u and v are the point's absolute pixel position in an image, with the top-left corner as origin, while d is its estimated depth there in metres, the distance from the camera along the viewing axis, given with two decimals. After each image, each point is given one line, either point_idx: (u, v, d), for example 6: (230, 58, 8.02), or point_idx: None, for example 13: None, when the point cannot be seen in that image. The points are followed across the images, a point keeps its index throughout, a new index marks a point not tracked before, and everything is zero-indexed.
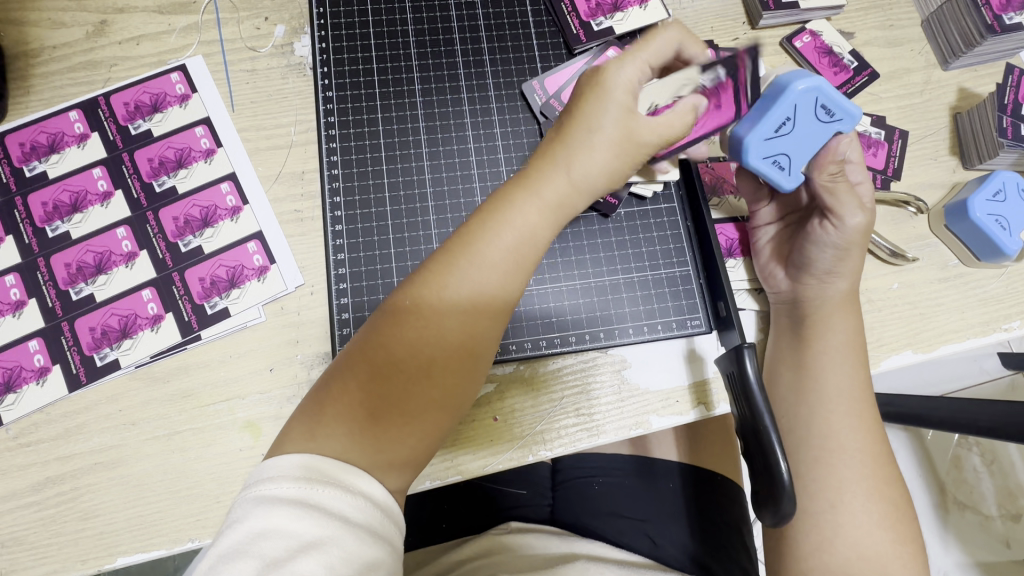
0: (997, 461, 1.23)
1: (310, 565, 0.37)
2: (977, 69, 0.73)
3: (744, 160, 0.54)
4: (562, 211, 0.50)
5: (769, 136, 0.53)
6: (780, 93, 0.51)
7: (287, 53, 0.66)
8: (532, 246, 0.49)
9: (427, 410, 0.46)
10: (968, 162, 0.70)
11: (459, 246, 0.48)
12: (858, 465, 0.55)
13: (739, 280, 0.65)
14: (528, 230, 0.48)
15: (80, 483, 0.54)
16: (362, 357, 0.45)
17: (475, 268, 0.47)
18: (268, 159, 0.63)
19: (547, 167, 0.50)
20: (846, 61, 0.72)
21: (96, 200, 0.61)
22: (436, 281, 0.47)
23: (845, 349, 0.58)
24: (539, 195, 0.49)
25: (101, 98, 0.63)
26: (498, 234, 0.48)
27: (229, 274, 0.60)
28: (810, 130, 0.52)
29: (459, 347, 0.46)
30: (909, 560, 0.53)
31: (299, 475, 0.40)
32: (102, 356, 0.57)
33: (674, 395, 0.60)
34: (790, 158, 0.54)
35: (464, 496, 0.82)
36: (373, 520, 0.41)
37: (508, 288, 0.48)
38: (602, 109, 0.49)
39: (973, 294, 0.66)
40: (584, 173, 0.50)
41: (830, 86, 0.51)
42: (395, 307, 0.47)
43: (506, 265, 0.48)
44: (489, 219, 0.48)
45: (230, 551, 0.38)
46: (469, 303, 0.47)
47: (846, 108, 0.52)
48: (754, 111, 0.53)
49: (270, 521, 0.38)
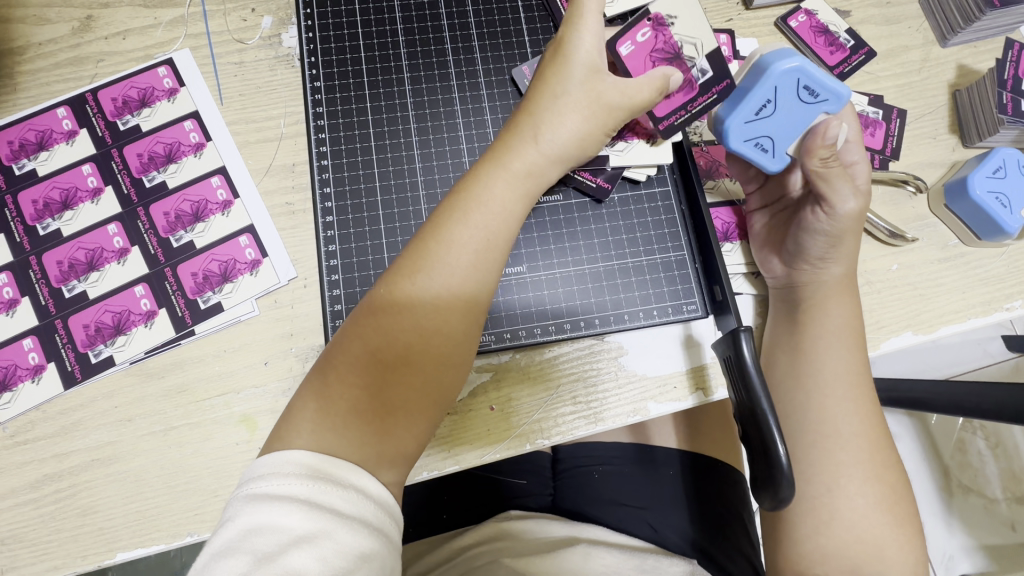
0: (1001, 444, 1.23)
1: (303, 558, 0.37)
2: (976, 45, 0.72)
3: (726, 142, 0.56)
4: (534, 174, 0.53)
5: (750, 119, 0.55)
6: (762, 75, 0.53)
7: (275, 44, 0.65)
8: (505, 217, 0.51)
9: (417, 391, 0.46)
10: (968, 140, 0.69)
11: (431, 232, 0.49)
12: (856, 449, 0.54)
13: (736, 264, 0.64)
14: (497, 203, 0.50)
15: (78, 480, 0.54)
16: (345, 351, 0.45)
17: (449, 250, 0.48)
18: (258, 152, 0.63)
19: (513, 145, 0.52)
20: (842, 40, 0.71)
21: (86, 197, 0.60)
22: (411, 262, 0.48)
23: (843, 331, 0.57)
24: (509, 166, 0.52)
25: (89, 94, 0.63)
26: (469, 211, 0.49)
27: (221, 268, 0.60)
28: (791, 111, 0.54)
29: (441, 329, 0.47)
30: (907, 542, 0.53)
31: (292, 471, 0.40)
32: (96, 353, 0.57)
33: (671, 380, 0.60)
34: (773, 139, 0.56)
35: (465, 486, 0.82)
36: (367, 513, 0.41)
37: (486, 260, 0.49)
38: (566, 79, 0.53)
39: (974, 273, 0.65)
40: (552, 138, 0.53)
41: (815, 67, 0.52)
42: (374, 298, 0.47)
43: (477, 245, 0.49)
44: (462, 199, 0.50)
45: (224, 547, 0.38)
46: (448, 282, 0.47)
47: (833, 88, 0.52)
48: (736, 95, 0.55)
49: (260, 518, 0.38)
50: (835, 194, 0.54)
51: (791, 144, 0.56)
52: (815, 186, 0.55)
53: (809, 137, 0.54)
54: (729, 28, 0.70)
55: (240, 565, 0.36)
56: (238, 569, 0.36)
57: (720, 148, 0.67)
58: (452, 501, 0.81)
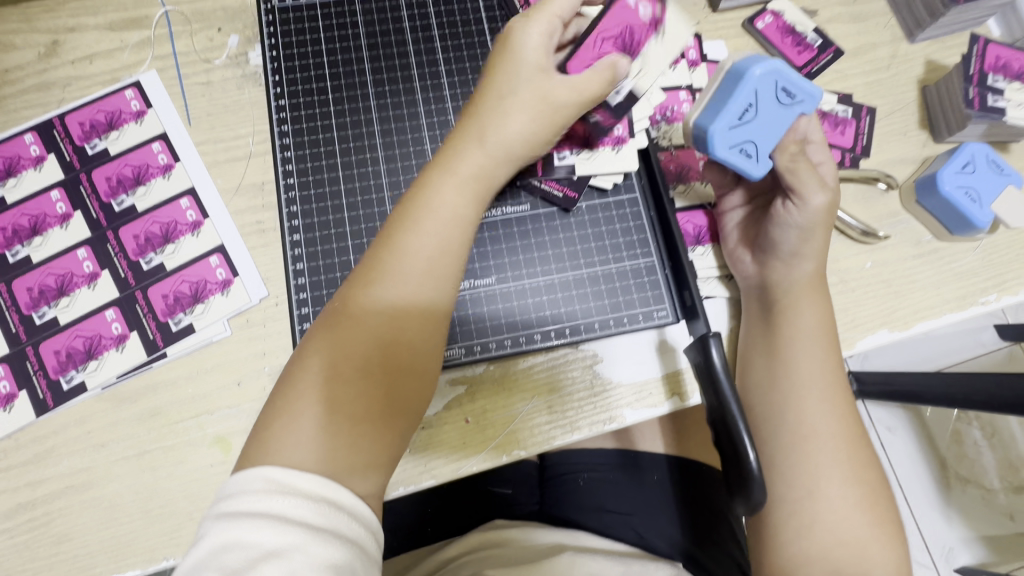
0: (997, 434, 1.22)
1: (272, 573, 0.36)
2: (944, 40, 0.72)
3: (712, 150, 0.54)
4: (484, 175, 0.53)
5: (734, 124, 0.53)
6: (739, 81, 0.53)
7: (242, 63, 0.65)
8: (461, 220, 0.51)
9: (397, 400, 0.46)
10: (939, 135, 0.69)
11: (384, 242, 0.49)
12: (833, 450, 0.54)
13: (708, 268, 0.64)
14: (451, 207, 0.50)
15: (52, 507, 0.54)
16: (317, 365, 0.45)
17: (406, 258, 0.48)
18: (227, 171, 0.63)
19: (460, 147, 0.53)
20: (810, 40, 0.71)
21: (55, 222, 0.60)
22: (371, 275, 0.48)
23: (814, 333, 0.57)
24: (454, 168, 0.52)
25: (55, 119, 0.63)
26: (422, 220, 0.50)
27: (192, 289, 0.60)
28: (774, 114, 0.53)
29: (411, 334, 0.48)
30: (886, 542, 0.53)
31: (263, 486, 0.40)
32: (68, 379, 0.57)
33: (647, 387, 0.60)
34: (757, 143, 0.54)
35: (454, 498, 0.83)
36: (341, 526, 0.40)
37: (445, 263, 0.49)
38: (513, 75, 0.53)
39: (947, 268, 0.65)
40: (496, 139, 0.52)
41: (788, 70, 0.53)
42: (334, 315, 0.48)
43: (435, 249, 0.49)
44: (405, 207, 0.51)
45: (195, 567, 0.37)
46: (408, 293, 0.48)
47: (806, 88, 0.53)
48: (716, 102, 0.55)
49: (229, 535, 0.38)
50: (803, 186, 0.55)
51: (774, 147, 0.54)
52: (783, 180, 0.56)
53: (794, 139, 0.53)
54: (696, 31, 0.70)
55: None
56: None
57: (688, 153, 0.67)
58: (437, 514, 0.83)
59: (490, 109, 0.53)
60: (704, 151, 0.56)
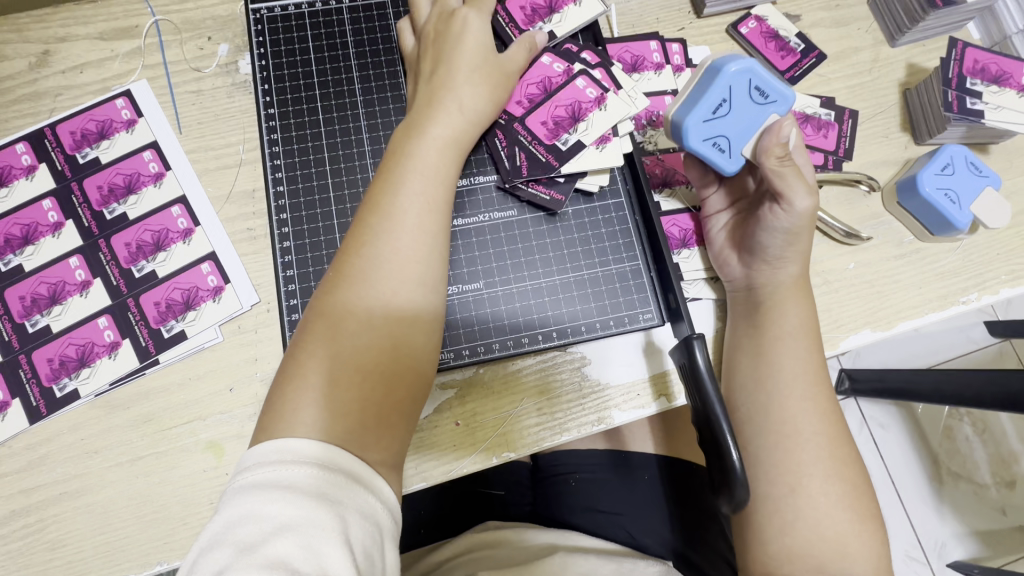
0: (988, 430, 1.23)
1: (286, 544, 0.37)
2: (924, 43, 0.73)
3: (686, 142, 0.57)
4: (446, 162, 0.55)
5: (707, 118, 0.56)
6: (714, 78, 0.56)
7: (232, 72, 0.66)
8: (442, 175, 0.54)
9: (397, 391, 0.47)
10: (920, 137, 0.70)
11: (370, 206, 0.51)
12: (815, 448, 0.55)
13: (694, 270, 0.65)
14: (432, 164, 0.54)
15: (46, 514, 0.54)
16: (319, 346, 0.46)
17: (397, 216, 0.51)
18: (218, 179, 0.63)
19: (430, 112, 0.56)
20: (793, 44, 0.72)
21: (47, 231, 0.61)
22: (350, 282, 0.49)
23: (798, 334, 0.58)
24: (417, 160, 0.53)
25: (47, 129, 0.63)
26: (407, 181, 0.52)
27: (184, 296, 0.60)
28: (747, 109, 0.56)
29: (401, 328, 0.49)
30: (868, 537, 0.54)
31: (280, 460, 0.40)
32: (61, 386, 0.57)
33: (635, 388, 0.61)
34: (729, 139, 0.57)
35: (446, 501, 0.84)
36: (353, 499, 0.41)
37: (426, 257, 0.51)
38: (455, 58, 0.58)
39: (929, 268, 0.66)
40: (462, 102, 0.57)
41: (762, 69, 0.56)
42: (317, 327, 0.47)
43: (423, 205, 0.52)
44: (374, 210, 0.51)
45: (211, 540, 0.38)
46: (393, 290, 0.49)
47: (780, 90, 0.56)
48: (693, 97, 0.57)
49: (244, 508, 0.38)
50: (790, 191, 0.54)
51: (746, 144, 0.57)
52: (769, 183, 0.55)
53: (765, 137, 0.56)
54: (681, 37, 0.71)
55: (225, 557, 0.36)
56: (222, 561, 0.36)
57: (674, 157, 0.68)
58: (429, 517, 0.83)
59: (442, 96, 0.57)
60: (680, 144, 0.59)
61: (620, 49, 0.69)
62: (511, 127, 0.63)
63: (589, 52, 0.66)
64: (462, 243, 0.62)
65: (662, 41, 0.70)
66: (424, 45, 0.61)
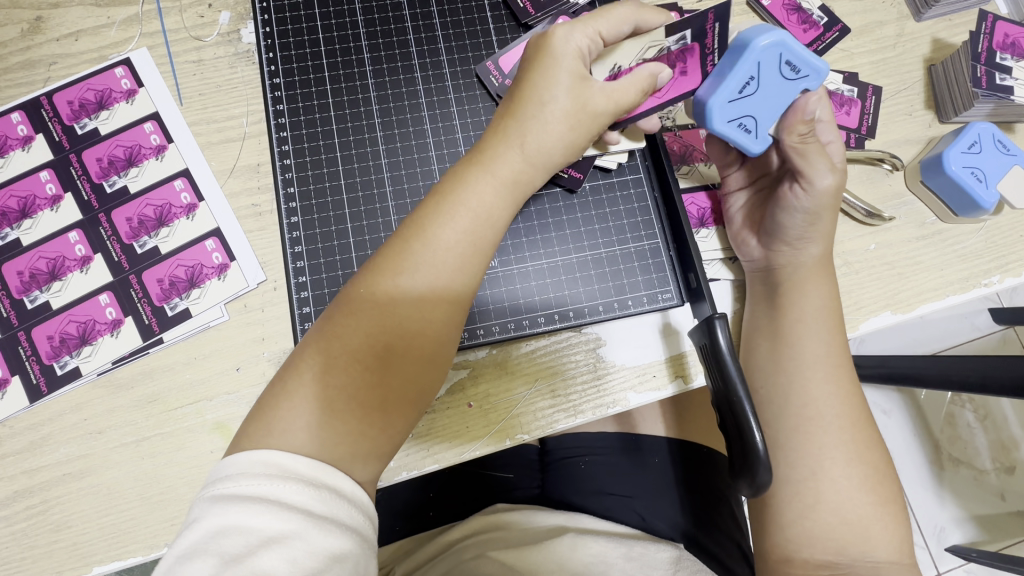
0: (990, 417, 1.23)
1: (272, 559, 0.36)
2: (951, 18, 0.71)
3: (709, 124, 0.53)
4: (497, 204, 0.49)
5: (733, 97, 0.52)
6: (740, 53, 0.50)
7: (234, 41, 0.63)
8: (490, 223, 0.49)
9: (395, 432, 0.45)
10: (944, 115, 0.68)
11: (413, 230, 0.47)
12: (838, 431, 0.54)
13: (711, 250, 0.63)
14: (484, 209, 0.48)
15: (49, 495, 0.53)
16: (321, 357, 0.44)
17: (432, 251, 0.46)
18: (221, 152, 0.61)
19: (500, 144, 0.50)
20: (815, 17, 0.70)
21: (45, 204, 0.59)
22: (369, 310, 0.45)
23: (821, 317, 0.56)
24: (469, 201, 0.48)
25: (43, 98, 0.61)
26: (453, 215, 0.48)
27: (188, 274, 0.58)
28: (775, 87, 0.51)
29: (415, 371, 0.46)
30: (889, 521, 0.53)
31: (267, 472, 0.39)
32: (62, 364, 0.56)
33: (651, 369, 0.59)
34: (757, 118, 0.53)
35: (452, 485, 0.82)
36: (340, 512, 0.40)
37: (452, 302, 0.47)
38: (551, 82, 0.50)
39: (951, 250, 0.65)
40: (537, 143, 0.50)
41: (796, 41, 0.50)
42: (325, 335, 0.45)
43: (461, 249, 0.47)
44: (413, 237, 0.47)
45: (188, 550, 0.37)
46: (414, 330, 0.45)
47: (812, 63, 0.50)
48: (717, 72, 0.52)
49: (227, 519, 0.37)
50: (812, 168, 0.53)
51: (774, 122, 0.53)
52: (791, 162, 0.54)
53: (791, 114, 0.52)
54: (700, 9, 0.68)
55: (206, 569, 0.35)
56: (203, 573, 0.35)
57: (693, 133, 0.66)
58: (438, 499, 0.82)
59: (506, 122, 0.51)
60: (702, 124, 0.55)
61: None
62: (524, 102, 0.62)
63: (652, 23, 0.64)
64: None
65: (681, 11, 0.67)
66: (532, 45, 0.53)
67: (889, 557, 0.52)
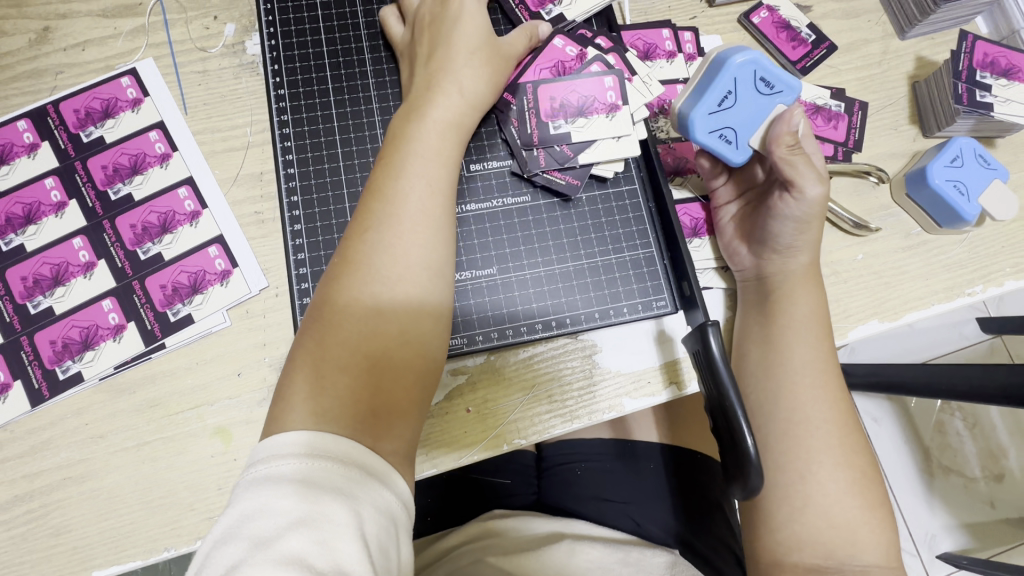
0: (978, 425, 1.25)
1: (302, 541, 0.35)
2: (934, 37, 0.73)
3: (692, 134, 0.59)
4: (445, 144, 0.54)
5: (713, 110, 0.58)
6: (720, 70, 0.57)
7: (239, 52, 0.65)
8: (443, 162, 0.53)
9: (406, 382, 0.46)
10: (928, 130, 0.70)
11: (372, 191, 0.51)
12: (826, 436, 0.55)
13: (705, 259, 0.65)
14: (435, 149, 0.53)
15: (49, 499, 0.53)
16: (315, 336, 0.46)
17: (400, 200, 0.50)
18: (225, 161, 0.62)
19: (431, 97, 0.55)
20: (804, 35, 0.72)
21: (50, 210, 0.59)
22: (350, 273, 0.47)
23: (811, 322, 0.58)
24: (418, 148, 0.52)
25: (50, 106, 0.62)
26: (410, 165, 0.51)
27: (191, 280, 0.59)
28: (752, 100, 0.57)
29: (407, 315, 0.47)
30: (877, 525, 0.54)
31: (300, 452, 0.39)
32: (64, 369, 0.56)
33: (645, 376, 0.61)
34: (735, 130, 0.58)
35: (453, 490, 0.84)
36: (370, 497, 0.39)
37: (432, 242, 0.50)
38: (450, 45, 0.57)
39: (936, 260, 0.67)
40: (464, 91, 0.56)
41: (768, 61, 0.57)
42: (315, 318, 0.46)
43: (425, 191, 0.51)
44: (374, 195, 0.50)
45: (221, 537, 0.36)
46: (398, 276, 0.48)
47: (787, 81, 0.57)
48: (699, 89, 0.58)
49: (259, 503, 0.37)
50: (800, 177, 0.54)
51: (754, 135, 0.58)
52: (779, 171, 0.56)
53: (774, 126, 0.56)
54: (693, 26, 0.71)
55: (237, 551, 0.34)
56: (234, 557, 0.34)
57: (686, 146, 0.68)
58: (436, 504, 0.84)
59: (436, 75, 0.56)
60: (687, 136, 0.60)
61: (633, 36, 0.69)
62: (523, 112, 0.63)
63: (603, 38, 0.67)
64: (476, 228, 0.62)
65: (674, 29, 0.70)
66: (420, 38, 0.60)
67: (875, 560, 0.53)
